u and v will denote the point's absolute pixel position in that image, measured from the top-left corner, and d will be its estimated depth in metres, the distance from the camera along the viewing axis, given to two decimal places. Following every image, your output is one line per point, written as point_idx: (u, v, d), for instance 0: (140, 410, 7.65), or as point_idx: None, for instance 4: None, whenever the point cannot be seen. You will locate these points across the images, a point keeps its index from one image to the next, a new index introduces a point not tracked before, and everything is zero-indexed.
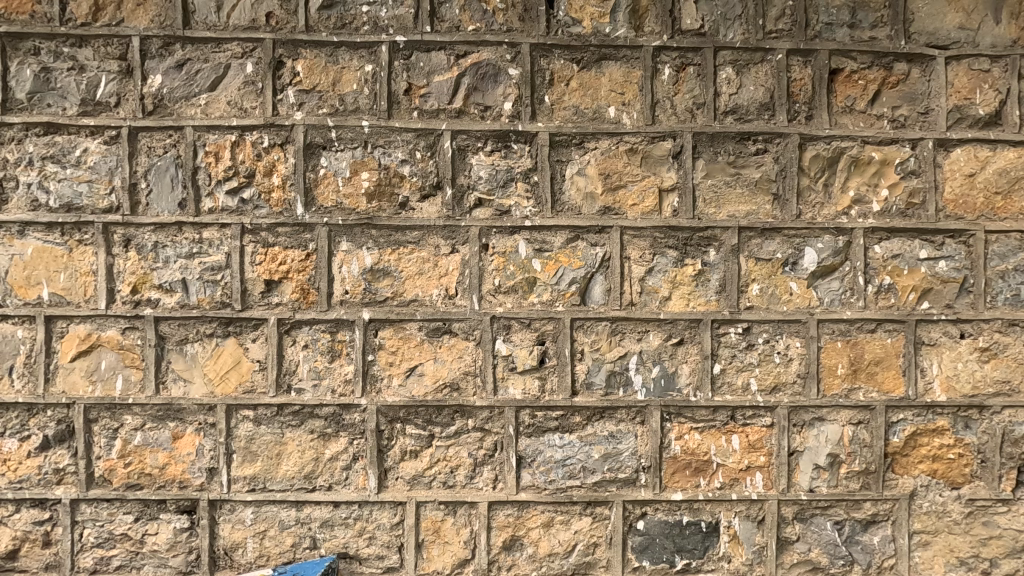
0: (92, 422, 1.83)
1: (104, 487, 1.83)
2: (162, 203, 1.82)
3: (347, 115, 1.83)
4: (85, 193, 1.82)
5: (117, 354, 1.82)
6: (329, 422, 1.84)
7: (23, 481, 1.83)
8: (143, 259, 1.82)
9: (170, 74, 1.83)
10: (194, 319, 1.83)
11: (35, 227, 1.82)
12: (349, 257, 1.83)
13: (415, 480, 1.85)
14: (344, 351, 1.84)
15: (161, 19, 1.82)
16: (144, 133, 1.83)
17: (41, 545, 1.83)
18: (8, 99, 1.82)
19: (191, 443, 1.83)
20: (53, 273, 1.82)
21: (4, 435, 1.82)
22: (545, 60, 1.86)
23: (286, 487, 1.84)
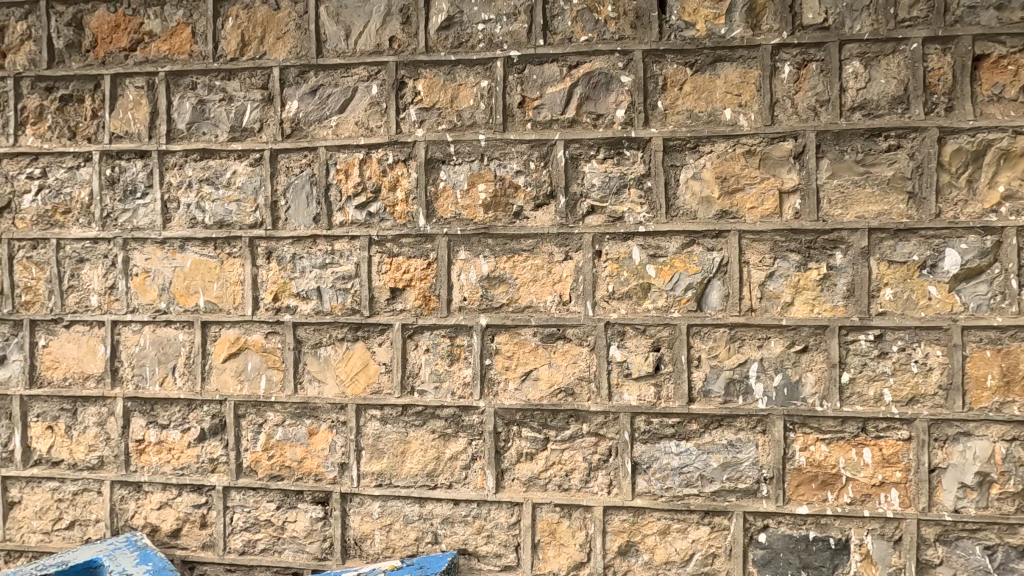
0: (240, 417, 2.02)
1: (251, 477, 2.02)
2: (299, 218, 1.98)
3: (465, 130, 1.92)
4: (234, 210, 2.02)
5: (261, 356, 2.01)
6: (450, 423, 1.93)
7: (184, 468, 2.05)
8: (283, 269, 1.99)
9: (305, 99, 1.99)
10: (328, 324, 1.98)
11: (193, 242, 2.04)
12: (468, 266, 1.92)
13: (531, 481, 1.90)
14: (463, 355, 1.92)
15: (297, 50, 1.99)
16: (283, 154, 2.00)
17: (199, 526, 2.05)
18: (172, 129, 2.06)
19: (324, 439, 1.98)
20: (208, 283, 2.03)
21: (169, 426, 2.06)
22: (657, 66, 1.85)
23: (410, 483, 1.95)
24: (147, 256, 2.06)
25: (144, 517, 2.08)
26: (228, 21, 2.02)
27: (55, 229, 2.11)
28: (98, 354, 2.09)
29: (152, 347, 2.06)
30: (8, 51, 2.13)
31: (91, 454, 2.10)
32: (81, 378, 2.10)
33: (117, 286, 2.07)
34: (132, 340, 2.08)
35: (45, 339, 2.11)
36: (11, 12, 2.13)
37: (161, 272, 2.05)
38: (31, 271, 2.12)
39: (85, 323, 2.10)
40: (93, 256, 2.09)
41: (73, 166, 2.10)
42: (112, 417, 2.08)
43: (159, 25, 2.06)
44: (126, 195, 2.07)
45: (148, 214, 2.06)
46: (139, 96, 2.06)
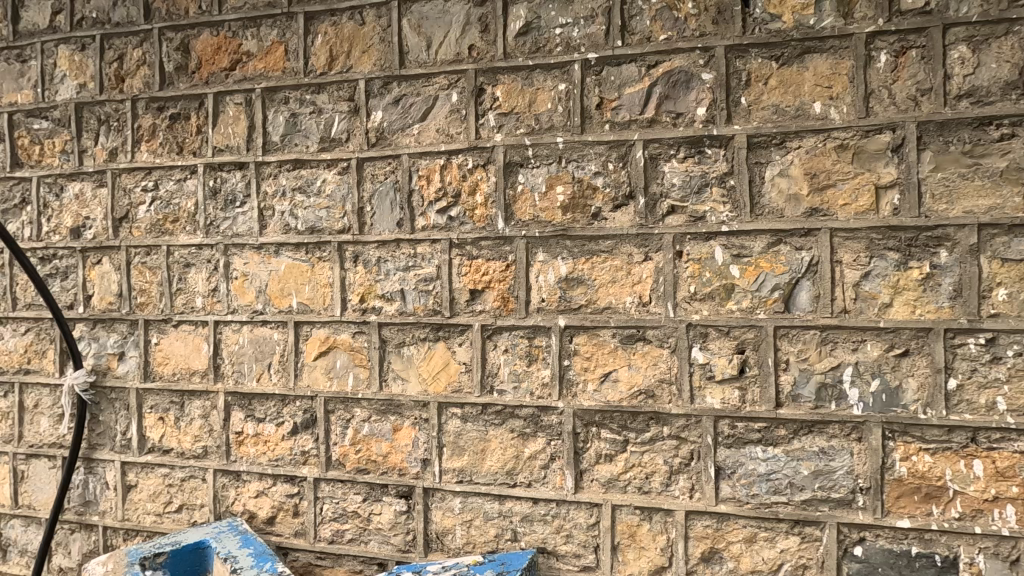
0: (330, 412, 2.13)
1: (339, 470, 2.12)
2: (384, 223, 2.07)
3: (543, 133, 1.94)
4: (324, 217, 2.13)
5: (349, 355, 2.11)
6: (529, 422, 1.96)
7: (279, 459, 2.18)
8: (369, 272, 2.09)
9: (389, 109, 2.07)
10: (411, 324, 2.05)
11: (286, 247, 2.17)
12: (546, 267, 1.94)
13: (610, 483, 1.90)
14: (541, 356, 1.94)
15: (382, 62, 2.08)
16: (368, 162, 2.09)
17: (292, 514, 2.18)
18: (267, 142, 2.20)
19: (408, 435, 2.05)
20: (300, 286, 2.16)
21: (266, 420, 2.20)
22: (741, 61, 1.80)
23: (490, 480, 1.99)
24: (246, 260, 2.21)
25: (243, 504, 2.22)
26: (317, 37, 2.14)
27: (165, 237, 2.30)
28: (202, 352, 2.26)
29: (250, 346, 2.21)
30: (126, 76, 2.35)
31: (197, 444, 2.27)
32: (187, 373, 2.28)
33: (219, 289, 2.23)
34: (232, 339, 2.23)
35: (157, 337, 2.31)
36: (128, 40, 2.35)
37: (258, 275, 2.20)
38: (145, 275, 2.32)
39: (191, 323, 2.27)
40: (198, 261, 2.26)
41: (181, 178, 2.29)
42: (215, 410, 2.25)
43: (256, 45, 2.21)
44: (227, 204, 2.23)
45: (247, 221, 2.21)
46: (238, 112, 2.22)
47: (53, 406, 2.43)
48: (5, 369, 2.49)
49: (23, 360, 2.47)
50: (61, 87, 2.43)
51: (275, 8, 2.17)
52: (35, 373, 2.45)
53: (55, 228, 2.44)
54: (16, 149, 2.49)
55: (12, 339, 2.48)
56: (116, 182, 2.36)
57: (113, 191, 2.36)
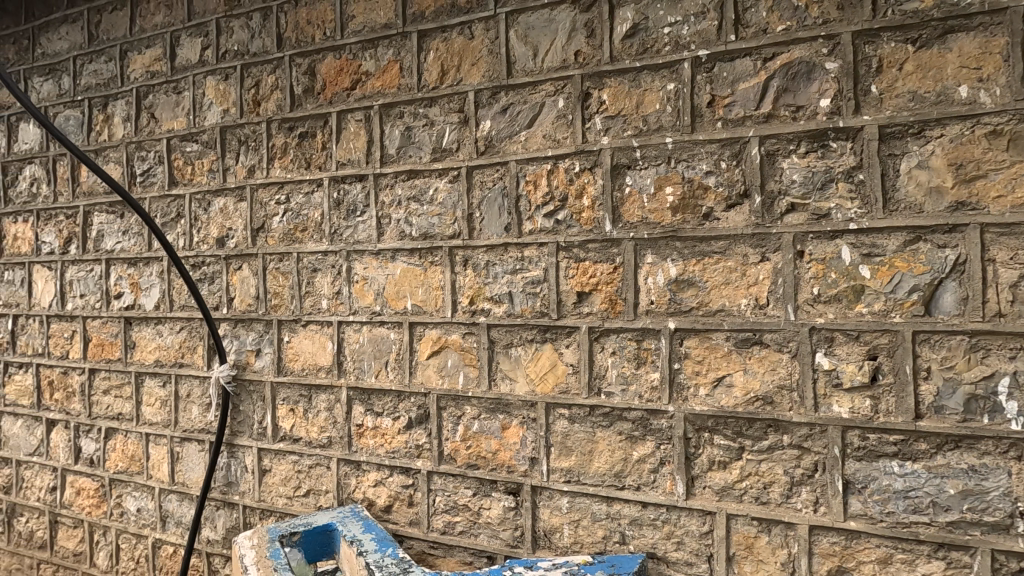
0: (442, 409, 2.24)
1: (451, 464, 2.22)
2: (492, 228, 2.15)
3: (651, 134, 1.92)
4: (436, 223, 2.25)
5: (459, 355, 2.21)
6: (637, 426, 1.94)
7: (395, 451, 2.33)
8: (478, 275, 2.17)
9: (497, 118, 2.15)
10: (519, 326, 2.11)
11: (402, 252, 2.31)
12: (655, 269, 1.92)
13: (725, 491, 1.84)
14: (650, 358, 1.92)
15: (490, 73, 2.16)
16: (477, 170, 2.18)
17: (407, 504, 2.31)
18: (384, 154, 2.35)
19: (516, 434, 2.11)
20: (414, 289, 2.29)
21: (383, 414, 2.35)
22: (870, 46, 1.69)
23: (598, 481, 1.99)
24: (365, 265, 2.38)
25: (363, 492, 2.39)
26: (429, 54, 2.27)
27: (295, 244, 2.53)
28: (327, 350, 2.46)
29: (369, 344, 2.38)
30: (261, 100, 2.61)
31: (322, 434, 2.47)
32: (314, 369, 2.49)
33: (342, 292, 2.42)
34: (353, 338, 2.41)
35: (288, 336, 2.55)
36: (264, 68, 2.61)
37: (376, 278, 2.36)
38: (278, 279, 2.57)
39: (317, 323, 2.48)
40: (323, 266, 2.47)
41: (308, 191, 2.50)
42: (338, 403, 2.44)
43: (374, 65, 2.38)
44: (349, 214, 2.42)
45: (366, 229, 2.38)
46: (358, 128, 2.40)
47: (202, 396, 2.75)
48: (164, 363, 2.85)
49: (178, 355, 2.81)
50: (208, 114, 2.75)
51: (391, 30, 2.33)
52: (189, 366, 2.79)
53: (204, 238, 2.76)
54: (173, 170, 2.85)
55: (170, 336, 2.84)
56: (254, 196, 2.62)
57: (251, 204, 2.63)
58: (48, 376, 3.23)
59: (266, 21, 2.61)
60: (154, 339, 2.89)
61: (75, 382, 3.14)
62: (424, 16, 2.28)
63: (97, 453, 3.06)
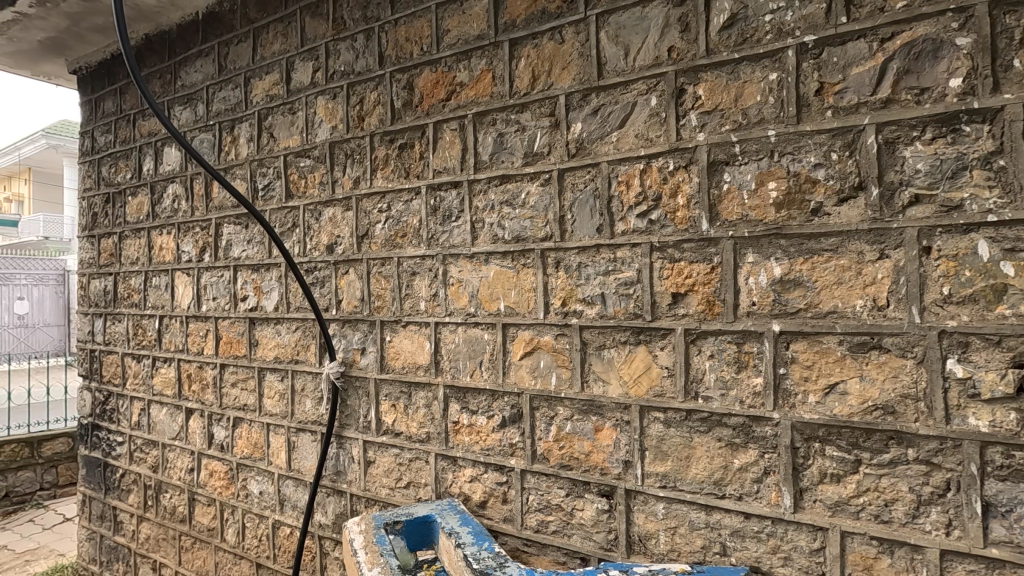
0: (535, 409, 2.27)
1: (544, 463, 2.25)
2: (584, 229, 2.16)
3: (751, 128, 1.84)
4: (528, 226, 2.29)
5: (552, 356, 2.23)
6: (738, 432, 1.86)
7: (489, 448, 2.39)
8: (570, 277, 2.19)
9: (588, 120, 2.15)
10: (611, 327, 2.10)
11: (495, 255, 2.38)
12: (756, 269, 1.83)
13: (838, 507, 1.71)
14: (752, 362, 1.84)
15: (581, 75, 2.17)
16: (569, 173, 2.20)
17: (501, 501, 2.36)
18: (478, 161, 2.43)
19: (609, 436, 2.10)
20: (508, 291, 2.34)
21: (478, 412, 2.42)
22: (1012, 16, 1.50)
23: (696, 489, 1.93)
24: (460, 268, 2.48)
25: (459, 487, 2.48)
26: (521, 61, 2.32)
27: (396, 250, 2.68)
28: (425, 349, 2.58)
29: (464, 345, 2.47)
30: (365, 115, 2.80)
31: (421, 429, 2.60)
32: (414, 367, 2.62)
33: (439, 294, 2.54)
34: (449, 338, 2.51)
35: (390, 336, 2.70)
36: (367, 86, 2.80)
37: (471, 281, 2.44)
38: (381, 282, 2.74)
39: (416, 324, 2.62)
40: (422, 269, 2.60)
41: (407, 199, 2.65)
42: (436, 400, 2.55)
43: (468, 75, 2.47)
44: (445, 219, 2.53)
45: (461, 234, 2.48)
46: (454, 136, 2.50)
47: (315, 390, 2.99)
48: (283, 359, 3.14)
49: (295, 353, 3.08)
50: (319, 131, 2.99)
51: (484, 40, 2.41)
52: (303, 363, 3.04)
53: (316, 246, 3.00)
54: (290, 184, 3.13)
55: (287, 335, 3.12)
56: (359, 205, 2.82)
57: (357, 213, 2.83)
58: (188, 369, 3.66)
59: (369, 41, 2.80)
60: (274, 338, 3.18)
61: (208, 375, 3.53)
62: (515, 25, 2.34)
63: (226, 440, 3.42)
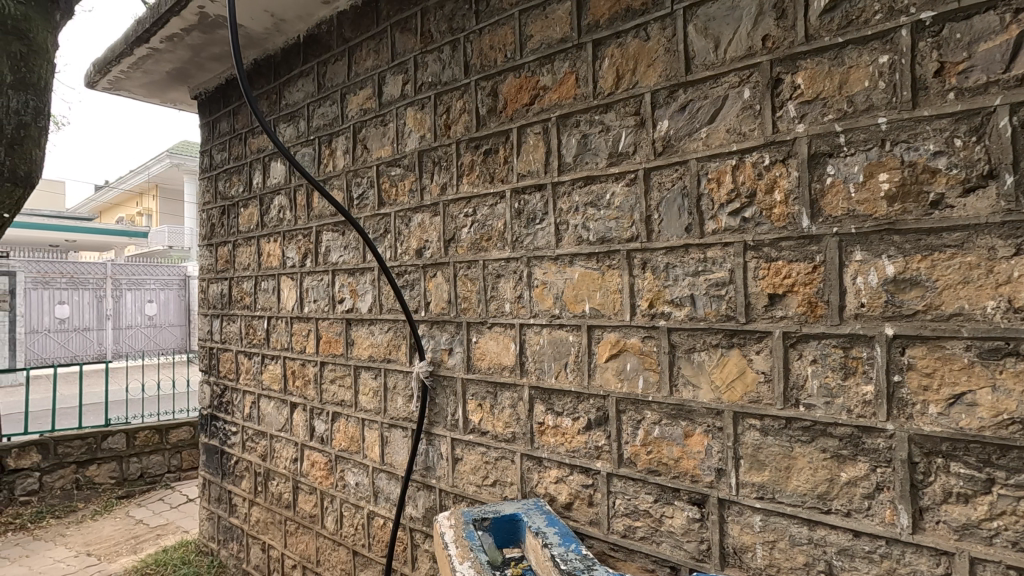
0: (622, 412, 2.24)
1: (631, 468, 2.21)
2: (672, 229, 2.10)
3: (859, 116, 1.71)
4: (614, 227, 2.27)
5: (639, 358, 2.19)
6: (845, 443, 1.73)
7: (575, 450, 2.38)
8: (657, 278, 2.14)
9: (675, 117, 2.10)
10: (702, 330, 2.02)
11: (579, 257, 2.38)
12: (865, 267, 1.70)
13: (966, 530, 1.54)
14: (860, 369, 1.70)
15: (668, 72, 2.12)
16: (655, 172, 2.15)
17: (587, 504, 2.34)
18: (562, 163, 2.44)
19: (700, 443, 2.03)
20: (593, 292, 2.33)
21: (564, 414, 2.43)
22: None
23: (798, 502, 1.81)
24: (545, 270, 2.49)
25: (545, 487, 2.49)
26: (605, 61, 2.30)
27: (482, 253, 2.75)
28: (511, 350, 2.62)
29: (549, 346, 2.48)
30: (452, 123, 2.90)
31: (507, 429, 2.64)
32: (500, 368, 2.67)
33: (524, 296, 2.57)
34: (534, 340, 2.54)
35: (477, 337, 2.78)
36: (453, 95, 2.90)
37: (556, 283, 2.45)
38: (467, 285, 2.82)
39: (502, 325, 2.66)
40: (507, 272, 2.64)
41: (492, 203, 2.71)
42: (521, 401, 2.59)
43: (552, 79, 2.48)
44: (529, 222, 2.56)
45: (545, 236, 2.50)
46: (538, 140, 2.53)
47: (406, 388, 3.13)
48: (376, 358, 3.31)
49: (387, 352, 3.24)
50: (408, 140, 3.13)
51: (567, 43, 2.41)
52: (395, 362, 3.20)
53: (406, 250, 3.14)
54: (382, 192, 3.30)
55: (380, 335, 3.29)
56: (446, 211, 2.92)
57: (444, 218, 2.93)
58: (292, 366, 3.96)
59: (455, 52, 2.90)
60: (368, 337, 3.36)
61: (310, 372, 3.80)
62: (599, 25, 2.32)
63: (326, 432, 3.66)
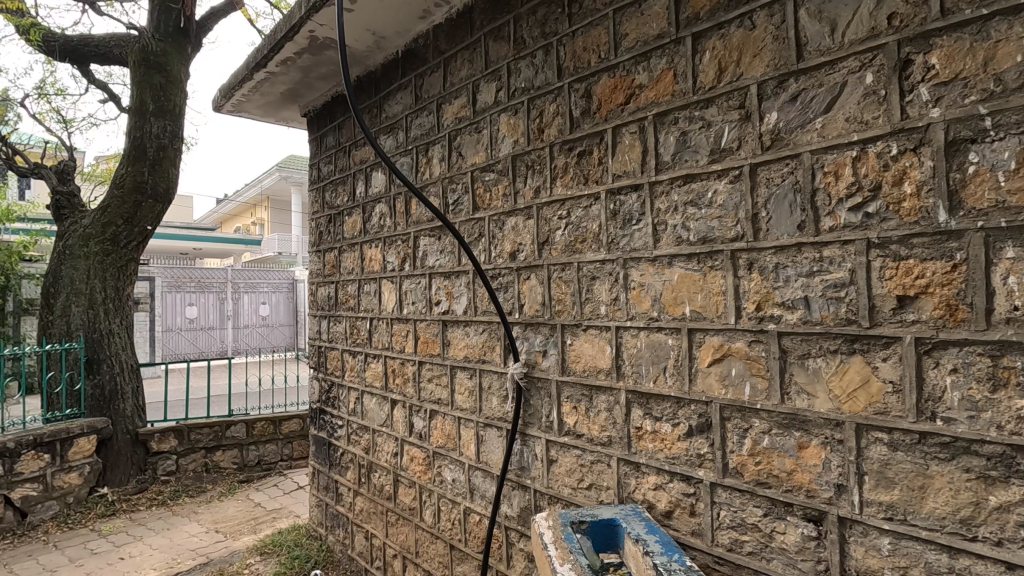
0: (726, 420, 2.15)
1: (737, 479, 2.11)
2: (782, 227, 1.98)
3: (1008, 96, 1.52)
4: (716, 227, 2.18)
5: (744, 363, 2.08)
6: (995, 464, 1.54)
7: (675, 457, 2.31)
8: (766, 279, 2.03)
9: (785, 108, 1.98)
10: (818, 335, 1.89)
11: (679, 258, 2.31)
12: (1019, 265, 1.50)
13: None
14: (1013, 380, 1.51)
15: (776, 60, 2.00)
16: (763, 167, 2.04)
17: (688, 514, 2.26)
18: (659, 162, 2.38)
19: (817, 455, 1.89)
20: (694, 294, 2.25)
21: (663, 419, 2.36)
22: None
23: (935, 526, 1.64)
24: (642, 272, 2.44)
25: (643, 493, 2.44)
26: (705, 54, 2.22)
27: (576, 255, 2.74)
28: (607, 353, 2.60)
29: (647, 350, 2.43)
30: (545, 127, 2.92)
31: (603, 433, 2.61)
32: (595, 370, 2.65)
33: (620, 298, 2.54)
34: (631, 343, 2.49)
35: (571, 339, 2.77)
36: (546, 99, 2.92)
37: (654, 285, 2.40)
38: (562, 287, 2.82)
39: (597, 327, 2.64)
40: (602, 273, 2.62)
41: (587, 205, 2.69)
42: (618, 405, 2.55)
43: (648, 77, 2.43)
44: (625, 223, 2.52)
45: (642, 237, 2.45)
46: (633, 140, 2.48)
47: (500, 388, 3.19)
48: (471, 359, 3.40)
49: (483, 353, 3.32)
50: (502, 146, 3.19)
51: (665, 39, 2.35)
52: (490, 362, 3.27)
53: (500, 253, 3.21)
54: (477, 197, 3.39)
55: (476, 336, 3.38)
56: (540, 214, 2.94)
57: (538, 221, 2.96)
58: (392, 365, 4.17)
59: (548, 56, 2.92)
60: (464, 338, 3.47)
61: (409, 370, 3.98)
62: (699, 18, 2.24)
63: (424, 429, 3.82)
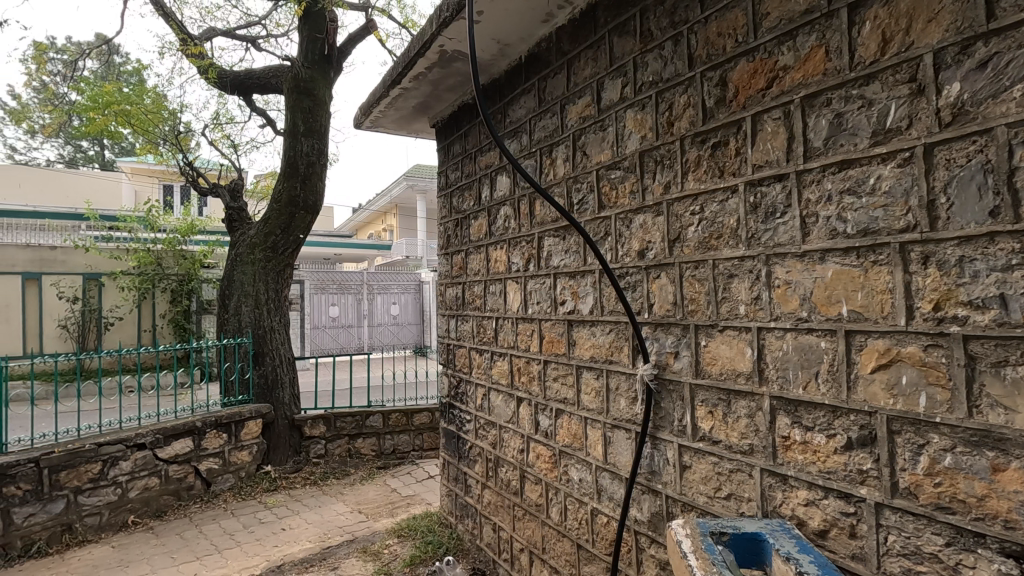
0: (895, 434, 1.91)
1: (910, 501, 1.86)
2: (969, 214, 1.71)
3: None
4: (880, 217, 1.94)
5: (919, 371, 1.83)
6: None
7: (831, 472, 2.10)
8: (946, 275, 1.77)
9: (971, 77, 1.72)
10: (1019, 338, 1.61)
11: (833, 253, 2.10)
12: None
13: None
14: None
15: (958, 24, 1.74)
16: (941, 147, 1.78)
17: (847, 535, 2.04)
18: (809, 149, 2.19)
19: (1018, 481, 1.61)
20: (852, 292, 2.03)
21: (815, 430, 2.16)
22: None
23: None
24: (788, 269, 2.26)
25: (792, 508, 2.25)
26: (865, 25, 2.00)
27: (711, 252, 2.61)
28: (746, 356, 2.44)
29: (794, 353, 2.24)
30: (674, 120, 2.82)
31: (743, 441, 2.45)
32: (734, 374, 2.50)
33: (762, 297, 2.37)
34: (775, 345, 2.32)
35: (706, 340, 2.64)
36: (676, 91, 2.82)
37: (802, 283, 2.21)
38: (695, 286, 2.70)
39: (735, 328, 2.49)
40: (740, 271, 2.46)
41: (723, 199, 2.55)
42: (760, 411, 2.38)
43: (794, 57, 2.24)
44: (767, 217, 2.35)
45: (788, 232, 2.26)
46: (777, 127, 2.31)
47: (628, 390, 3.13)
48: (598, 359, 3.38)
49: (610, 354, 3.28)
50: (629, 142, 3.13)
51: (814, 14, 2.16)
52: (617, 363, 3.22)
53: (628, 252, 3.15)
54: (603, 196, 3.36)
55: (602, 336, 3.35)
56: (670, 210, 2.84)
57: (668, 218, 2.86)
58: (518, 363, 4.27)
59: (677, 46, 2.81)
60: (590, 338, 3.45)
61: (534, 368, 4.05)
62: None
63: (550, 427, 3.86)
